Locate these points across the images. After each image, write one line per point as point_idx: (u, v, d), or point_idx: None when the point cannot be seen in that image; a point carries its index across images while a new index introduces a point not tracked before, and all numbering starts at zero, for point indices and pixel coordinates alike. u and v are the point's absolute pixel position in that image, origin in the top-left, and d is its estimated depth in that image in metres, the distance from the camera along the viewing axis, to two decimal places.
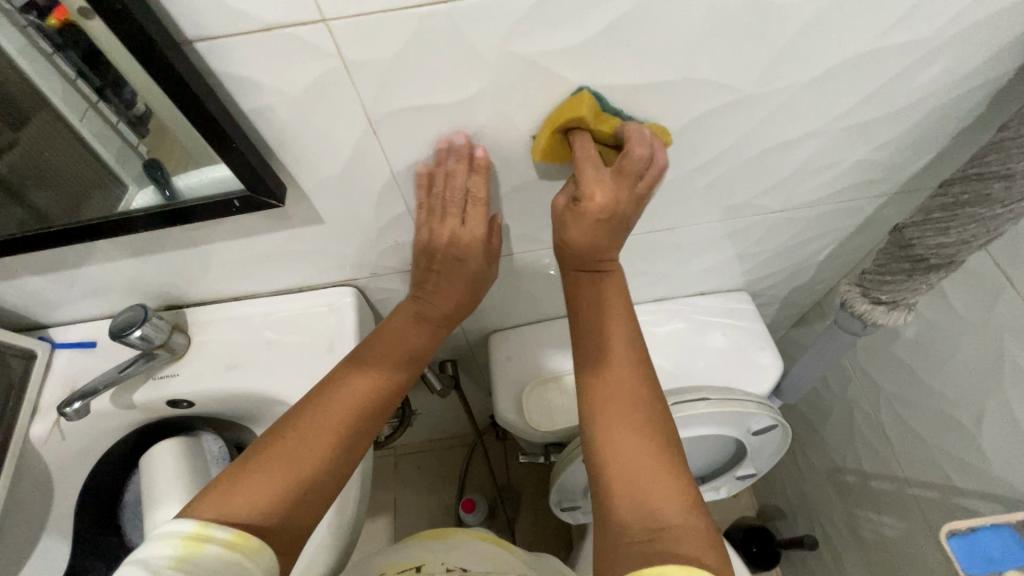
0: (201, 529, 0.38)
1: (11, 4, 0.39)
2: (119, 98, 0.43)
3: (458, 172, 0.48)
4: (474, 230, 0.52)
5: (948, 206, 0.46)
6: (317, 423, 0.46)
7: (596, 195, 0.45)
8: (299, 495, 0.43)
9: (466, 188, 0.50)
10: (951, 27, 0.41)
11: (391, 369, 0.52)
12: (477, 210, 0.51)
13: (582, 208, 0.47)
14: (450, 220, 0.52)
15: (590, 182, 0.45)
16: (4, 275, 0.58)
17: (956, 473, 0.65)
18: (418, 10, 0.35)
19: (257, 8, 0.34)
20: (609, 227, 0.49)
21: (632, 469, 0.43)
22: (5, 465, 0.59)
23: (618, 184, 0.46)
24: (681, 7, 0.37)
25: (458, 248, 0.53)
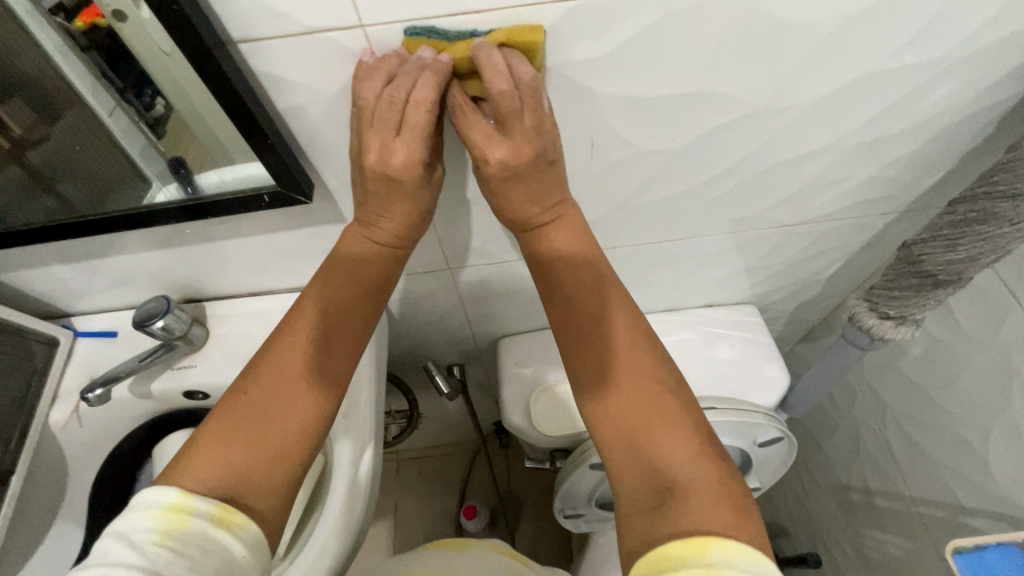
0: (183, 501, 0.37)
1: (41, 8, 0.42)
2: (139, 99, 0.46)
3: (412, 73, 0.38)
4: (414, 145, 0.40)
5: (957, 223, 0.47)
6: (279, 385, 0.44)
7: (493, 151, 0.41)
8: (284, 456, 0.42)
9: (409, 84, 0.38)
10: (960, 51, 0.43)
11: (348, 310, 0.48)
12: (419, 117, 0.38)
13: (483, 168, 0.42)
14: (385, 131, 0.39)
15: (484, 136, 0.41)
16: (33, 263, 0.60)
17: (963, 492, 0.65)
18: (451, 19, 0.37)
19: (299, 12, 0.36)
20: (535, 169, 0.43)
21: (637, 425, 0.42)
22: (26, 448, 0.60)
23: (515, 125, 0.40)
24: (698, 26, 0.39)
25: (391, 171, 0.41)
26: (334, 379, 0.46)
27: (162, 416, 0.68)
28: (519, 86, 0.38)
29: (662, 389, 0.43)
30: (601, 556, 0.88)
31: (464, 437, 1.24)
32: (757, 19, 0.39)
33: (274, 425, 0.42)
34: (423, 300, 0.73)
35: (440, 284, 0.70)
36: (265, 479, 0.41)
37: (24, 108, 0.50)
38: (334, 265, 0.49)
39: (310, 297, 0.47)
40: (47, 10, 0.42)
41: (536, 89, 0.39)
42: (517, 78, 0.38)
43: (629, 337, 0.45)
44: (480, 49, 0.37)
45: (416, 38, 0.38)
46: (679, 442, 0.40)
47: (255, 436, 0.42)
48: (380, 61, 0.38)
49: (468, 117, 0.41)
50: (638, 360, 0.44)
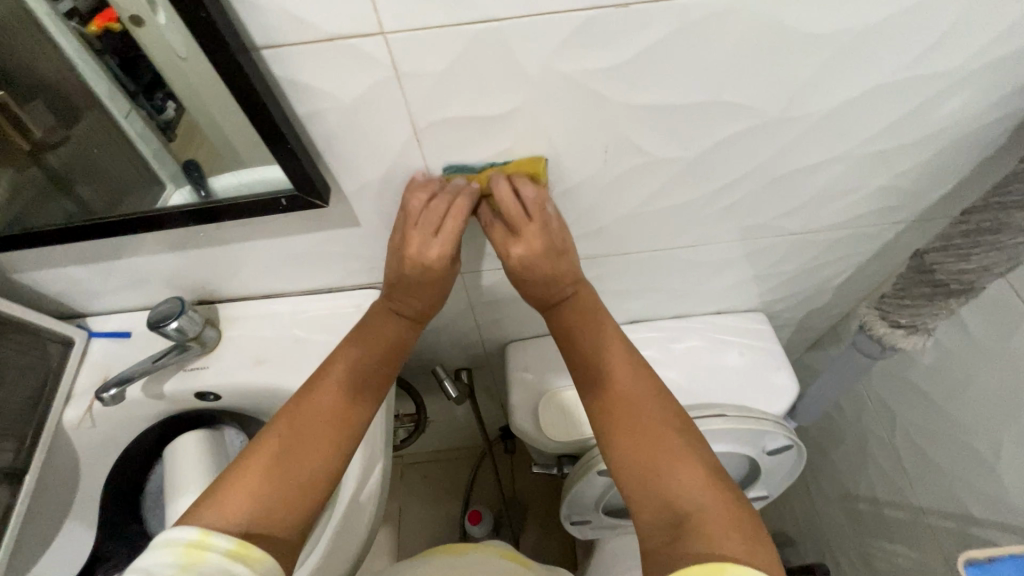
0: (204, 537, 0.37)
1: (57, 13, 0.43)
2: (151, 102, 0.47)
3: (444, 193, 0.49)
4: (448, 243, 0.50)
5: (969, 233, 0.47)
6: (309, 424, 0.47)
7: (512, 251, 0.51)
8: (310, 492, 0.44)
9: (446, 203, 0.49)
10: (974, 62, 0.43)
11: (376, 361, 0.53)
12: (454, 225, 0.49)
13: (505, 263, 0.52)
14: (421, 231, 0.50)
15: (503, 241, 0.51)
16: (50, 264, 0.61)
17: (973, 503, 0.64)
18: (470, 27, 0.38)
19: (322, 20, 0.37)
20: (547, 260, 0.52)
21: (649, 460, 0.43)
22: (40, 446, 0.60)
23: (526, 230, 0.50)
24: (713, 37, 0.40)
25: (427, 261, 0.51)
26: (360, 422, 0.49)
27: (173, 416, 0.69)
28: (527, 204, 0.49)
29: (667, 425, 0.45)
30: (607, 563, 0.88)
31: (470, 442, 1.24)
32: (771, 30, 0.39)
33: (303, 463, 0.44)
34: None
35: (451, 289, 0.70)
36: (287, 514, 0.42)
37: (43, 111, 0.51)
38: (364, 330, 0.55)
39: (342, 355, 0.52)
40: (63, 15, 0.43)
41: (541, 204, 0.49)
42: (527, 199, 0.49)
43: (632, 378, 0.49)
44: (496, 180, 0.49)
45: (451, 171, 0.50)
46: (690, 472, 0.42)
47: (284, 471, 0.43)
48: (424, 184, 0.50)
49: (491, 225, 0.52)
50: (647, 399, 0.47)
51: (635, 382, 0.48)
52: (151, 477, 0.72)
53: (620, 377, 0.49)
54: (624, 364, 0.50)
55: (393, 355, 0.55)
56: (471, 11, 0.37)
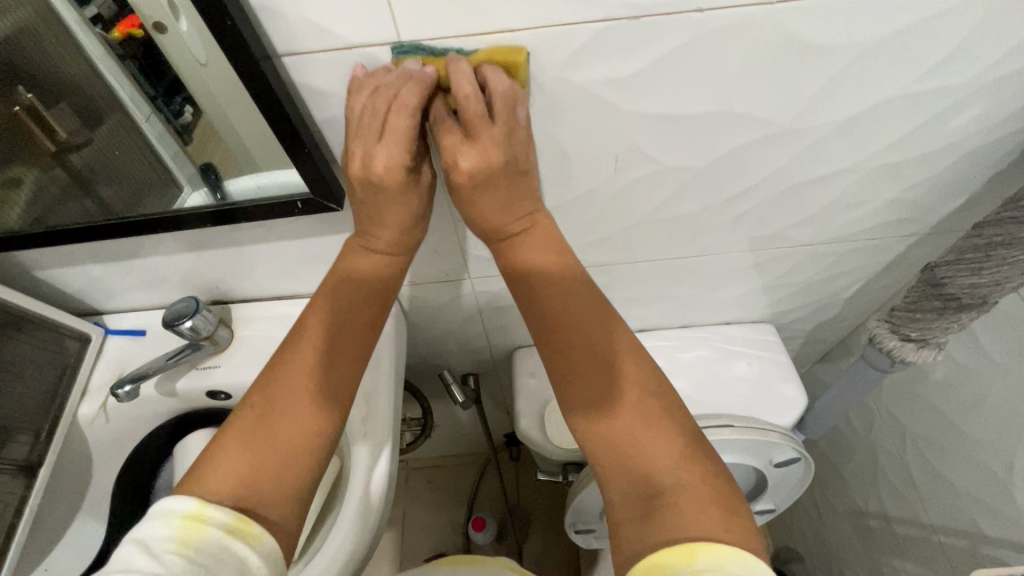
0: (202, 510, 0.38)
1: (83, 18, 0.44)
2: (170, 107, 0.48)
3: (392, 80, 0.39)
4: (396, 150, 0.40)
5: (981, 247, 0.47)
6: (283, 395, 0.44)
7: (465, 159, 0.41)
8: (287, 464, 0.42)
9: (391, 94, 0.39)
10: (985, 77, 0.43)
11: (346, 319, 0.48)
12: (400, 122, 0.39)
13: (458, 178, 0.42)
14: (364, 137, 0.41)
15: (454, 146, 0.41)
16: (70, 263, 0.62)
17: (985, 521, 0.63)
18: (485, 37, 0.39)
19: (343, 28, 0.38)
20: (508, 181, 0.43)
21: (631, 436, 0.41)
22: (54, 441, 0.62)
23: (485, 134, 0.40)
24: (724, 49, 0.40)
25: (372, 174, 0.42)
26: (335, 392, 0.46)
27: (186, 414, 0.70)
28: (493, 100, 0.40)
29: (652, 397, 0.42)
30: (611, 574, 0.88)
31: (474, 448, 1.24)
32: (782, 42, 0.40)
33: (277, 435, 0.43)
34: (441, 308, 0.74)
35: (460, 294, 0.71)
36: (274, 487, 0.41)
37: (69, 113, 0.52)
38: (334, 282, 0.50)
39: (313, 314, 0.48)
40: (88, 20, 0.44)
41: (512, 102, 0.40)
42: (493, 91, 0.39)
43: (622, 344, 0.45)
44: (454, 65, 0.39)
45: (402, 53, 0.39)
46: (667, 447, 0.40)
47: (261, 443, 0.42)
48: (370, 74, 0.40)
49: (445, 127, 0.41)
50: (633, 370, 0.44)
51: (624, 348, 0.44)
52: (161, 473, 0.73)
53: (611, 343, 0.44)
54: (615, 326, 0.45)
55: (367, 304, 0.49)
56: (487, 21, 0.38)
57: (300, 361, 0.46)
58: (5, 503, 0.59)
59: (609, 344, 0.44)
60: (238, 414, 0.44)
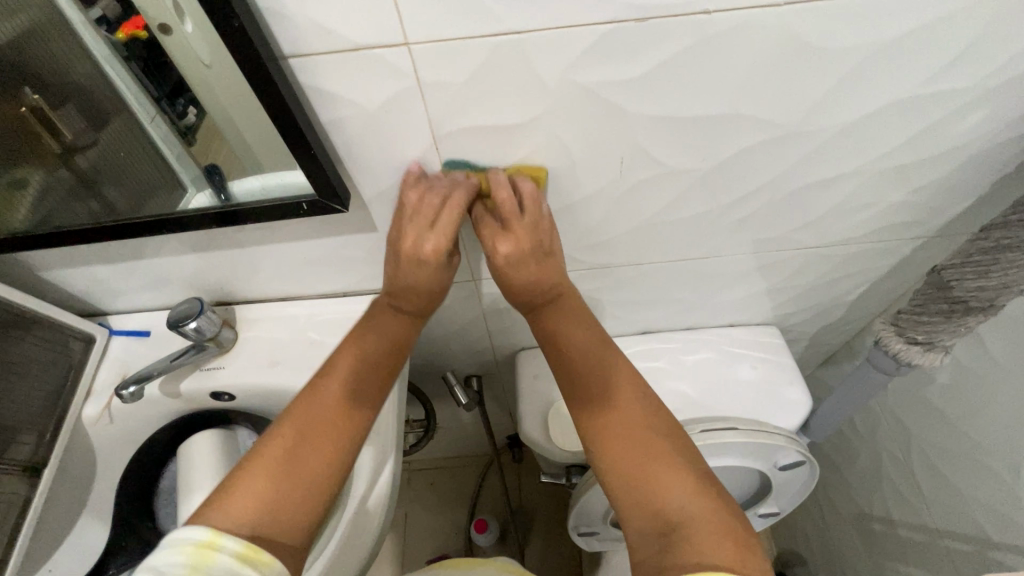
0: (213, 538, 0.37)
1: (86, 20, 0.44)
2: (173, 108, 0.48)
3: (442, 185, 0.48)
4: (444, 238, 0.47)
5: (988, 249, 0.46)
6: (310, 427, 0.46)
7: (502, 247, 0.47)
8: (309, 494, 0.43)
9: (443, 197, 0.47)
10: (993, 80, 0.43)
11: (376, 362, 0.52)
12: (449, 215, 0.46)
13: (495, 262, 0.48)
14: (416, 225, 0.47)
15: (492, 238, 0.48)
16: (75, 263, 0.62)
17: (991, 526, 0.63)
18: (491, 40, 0.39)
19: (349, 31, 0.38)
20: (535, 263, 0.49)
21: (646, 474, 0.42)
22: (58, 442, 0.62)
23: (517, 226, 0.47)
24: (730, 54, 0.40)
25: (421, 257, 0.48)
26: (358, 428, 0.48)
27: (189, 415, 0.70)
28: (525, 201, 0.47)
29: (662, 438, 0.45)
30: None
31: (477, 450, 1.24)
32: (789, 44, 0.40)
33: (306, 467, 0.44)
34: (445, 310, 0.74)
35: (464, 295, 0.71)
36: (296, 518, 0.42)
37: (75, 115, 0.52)
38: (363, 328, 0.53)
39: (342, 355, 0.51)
40: (93, 22, 0.44)
41: (540, 205, 0.48)
42: (527, 196, 0.47)
43: (634, 390, 0.47)
44: (494, 176, 0.47)
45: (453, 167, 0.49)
46: (681, 482, 0.41)
47: (287, 474, 0.43)
48: (423, 180, 0.49)
49: (483, 223, 0.49)
50: (644, 412, 0.46)
51: (635, 393, 0.47)
52: (166, 475, 0.74)
53: (624, 388, 0.47)
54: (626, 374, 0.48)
55: (393, 355, 0.53)
56: (492, 23, 0.37)
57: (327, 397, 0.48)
58: (8, 503, 0.59)
59: (621, 390, 0.47)
60: (263, 443, 0.45)
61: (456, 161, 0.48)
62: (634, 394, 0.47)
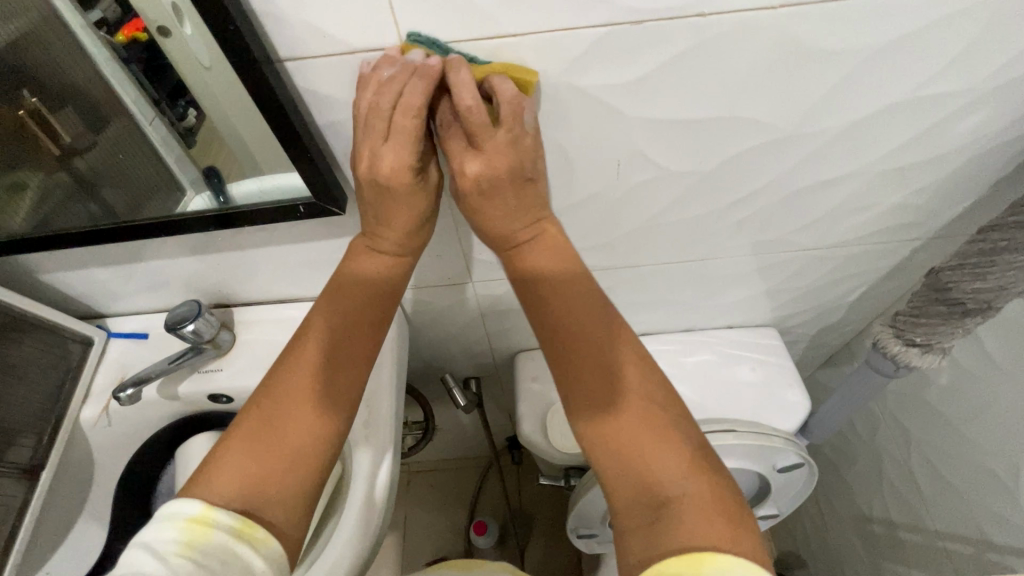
0: (207, 513, 0.38)
1: (86, 22, 0.45)
2: (173, 109, 0.48)
3: (393, 77, 0.38)
4: (405, 151, 0.40)
5: (985, 251, 0.46)
6: (284, 405, 0.44)
7: (468, 165, 0.41)
8: (292, 476, 0.42)
9: (394, 93, 0.38)
10: (989, 83, 0.43)
11: (350, 324, 0.48)
12: (405, 125, 0.39)
13: (461, 182, 0.42)
14: (370, 137, 0.40)
15: (455, 150, 0.41)
16: (74, 266, 0.62)
17: (991, 528, 0.63)
18: (488, 43, 0.39)
19: (347, 34, 0.38)
20: (511, 185, 0.43)
21: (638, 447, 0.41)
22: (57, 444, 0.62)
23: (490, 141, 0.40)
24: (726, 57, 0.40)
25: (380, 175, 0.41)
26: (339, 400, 0.45)
27: (188, 418, 0.70)
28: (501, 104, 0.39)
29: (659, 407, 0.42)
30: None
31: (476, 452, 1.24)
32: (786, 47, 0.40)
33: (281, 443, 0.42)
34: (443, 312, 0.74)
35: (463, 297, 0.70)
36: (281, 498, 0.41)
37: (75, 117, 0.52)
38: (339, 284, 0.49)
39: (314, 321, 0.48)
40: (93, 24, 0.44)
41: (518, 110, 0.40)
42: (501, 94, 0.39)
43: (622, 353, 0.44)
44: (459, 67, 0.38)
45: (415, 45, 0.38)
46: (675, 456, 0.40)
47: (265, 456, 0.42)
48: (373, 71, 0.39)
49: (452, 132, 0.41)
50: (639, 377, 0.43)
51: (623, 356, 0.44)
52: (163, 477, 0.74)
53: (611, 352, 0.43)
54: (612, 335, 0.44)
55: (370, 314, 0.49)
56: (490, 27, 0.38)
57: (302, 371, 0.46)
58: (7, 506, 0.59)
59: (608, 355, 0.43)
60: (240, 423, 0.44)
61: (419, 37, 0.38)
62: (627, 357, 0.44)
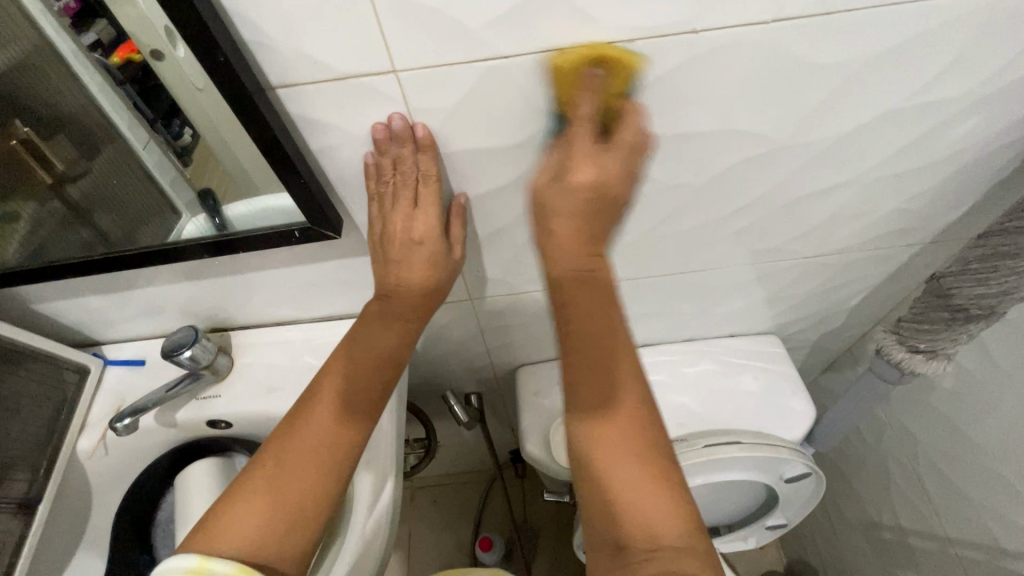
0: (203, 563, 0.38)
1: (80, 44, 0.44)
2: (169, 129, 0.47)
3: (405, 155, 0.44)
4: (430, 215, 0.48)
5: (987, 257, 0.46)
6: (297, 453, 0.46)
7: (585, 167, 0.40)
8: (299, 523, 0.44)
9: (413, 171, 0.46)
10: (985, 88, 0.43)
11: (365, 378, 0.51)
12: (429, 193, 0.47)
13: (568, 183, 0.41)
14: (399, 208, 0.47)
15: (578, 154, 0.41)
16: (68, 295, 0.62)
17: (1003, 534, 0.62)
18: (482, 64, 0.38)
19: (337, 61, 0.38)
20: (598, 211, 0.42)
21: (627, 489, 0.40)
22: (53, 476, 0.61)
23: (609, 157, 0.41)
24: (717, 72, 0.40)
25: (412, 235, 0.48)
26: (350, 447, 0.48)
27: (186, 444, 0.69)
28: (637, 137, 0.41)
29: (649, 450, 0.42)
30: None
31: (480, 466, 1.23)
32: (780, 59, 0.39)
33: (289, 491, 0.44)
34: (442, 329, 0.73)
35: (461, 313, 0.70)
36: (285, 545, 0.42)
37: (67, 144, 0.53)
38: (354, 338, 0.53)
39: (330, 371, 0.51)
40: (86, 47, 0.44)
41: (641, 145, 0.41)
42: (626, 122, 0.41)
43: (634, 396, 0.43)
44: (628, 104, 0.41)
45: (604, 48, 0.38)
46: (661, 506, 0.39)
47: (273, 501, 0.43)
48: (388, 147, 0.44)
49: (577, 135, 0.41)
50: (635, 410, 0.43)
51: (631, 384, 0.43)
52: (161, 506, 0.73)
53: (618, 381, 0.43)
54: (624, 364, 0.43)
55: (385, 368, 0.52)
56: (480, 49, 0.37)
57: (315, 420, 0.48)
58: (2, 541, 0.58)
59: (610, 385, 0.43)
60: (250, 472, 0.45)
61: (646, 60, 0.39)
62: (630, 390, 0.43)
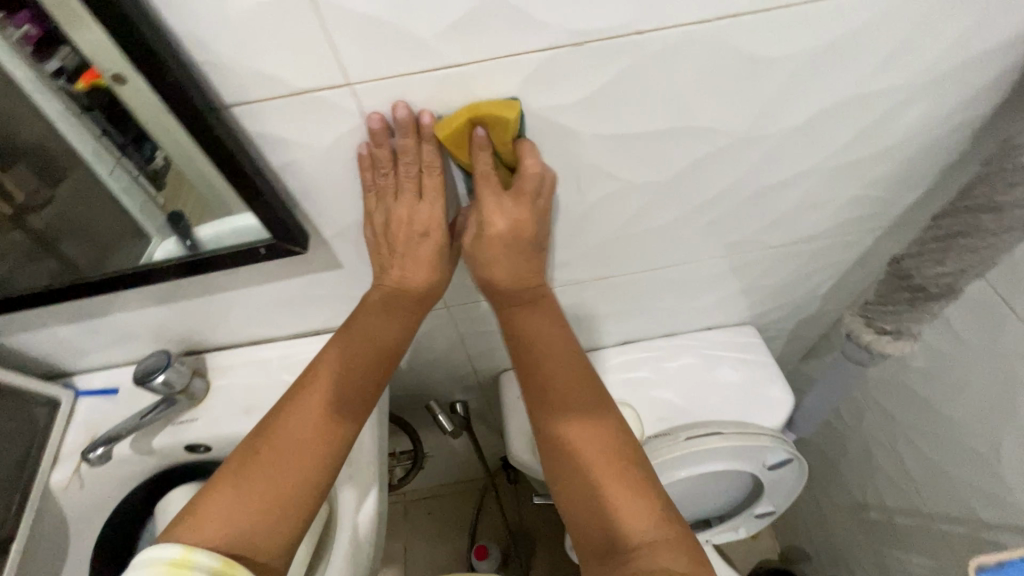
0: (187, 555, 0.38)
1: (42, 73, 0.43)
2: (139, 153, 0.46)
3: (408, 147, 0.42)
4: (436, 206, 0.47)
5: (941, 238, 0.48)
6: (286, 446, 0.46)
7: (495, 217, 0.46)
8: (286, 514, 0.44)
9: (417, 163, 0.44)
10: (926, 74, 0.45)
11: (361, 373, 0.51)
12: (435, 183, 0.46)
13: (487, 234, 0.47)
14: (404, 198, 0.46)
15: (487, 206, 0.46)
16: (36, 325, 0.61)
17: (981, 507, 0.64)
18: (436, 73, 0.39)
19: (292, 77, 0.38)
20: (515, 248, 0.49)
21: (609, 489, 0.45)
22: (26, 513, 0.59)
23: (517, 207, 0.46)
24: (669, 72, 0.41)
25: (417, 224, 0.47)
26: (342, 442, 0.48)
27: (165, 472, 0.68)
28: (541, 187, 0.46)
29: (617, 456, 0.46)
30: None
31: (473, 475, 1.22)
32: (727, 56, 0.41)
33: (276, 483, 0.44)
34: (423, 338, 0.73)
35: (440, 321, 0.70)
36: (272, 537, 0.43)
37: (27, 172, 0.51)
38: (352, 329, 0.52)
39: (325, 360, 0.51)
40: (48, 74, 0.42)
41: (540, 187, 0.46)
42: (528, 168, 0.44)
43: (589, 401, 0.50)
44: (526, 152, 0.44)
45: (471, 108, 0.40)
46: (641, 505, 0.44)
47: (257, 493, 0.44)
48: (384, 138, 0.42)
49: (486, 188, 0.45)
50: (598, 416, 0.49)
51: (587, 392, 0.50)
52: (144, 536, 0.71)
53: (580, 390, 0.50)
54: (579, 384, 0.50)
55: (382, 360, 0.52)
56: (435, 58, 0.38)
57: (305, 410, 0.48)
58: None
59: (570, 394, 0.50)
60: (237, 459, 0.45)
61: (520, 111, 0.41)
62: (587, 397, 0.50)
